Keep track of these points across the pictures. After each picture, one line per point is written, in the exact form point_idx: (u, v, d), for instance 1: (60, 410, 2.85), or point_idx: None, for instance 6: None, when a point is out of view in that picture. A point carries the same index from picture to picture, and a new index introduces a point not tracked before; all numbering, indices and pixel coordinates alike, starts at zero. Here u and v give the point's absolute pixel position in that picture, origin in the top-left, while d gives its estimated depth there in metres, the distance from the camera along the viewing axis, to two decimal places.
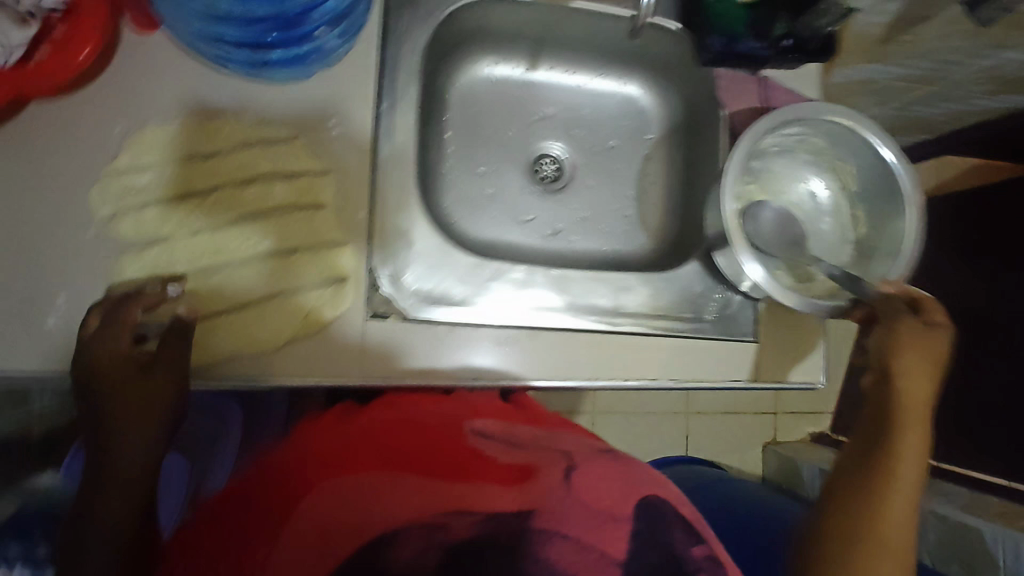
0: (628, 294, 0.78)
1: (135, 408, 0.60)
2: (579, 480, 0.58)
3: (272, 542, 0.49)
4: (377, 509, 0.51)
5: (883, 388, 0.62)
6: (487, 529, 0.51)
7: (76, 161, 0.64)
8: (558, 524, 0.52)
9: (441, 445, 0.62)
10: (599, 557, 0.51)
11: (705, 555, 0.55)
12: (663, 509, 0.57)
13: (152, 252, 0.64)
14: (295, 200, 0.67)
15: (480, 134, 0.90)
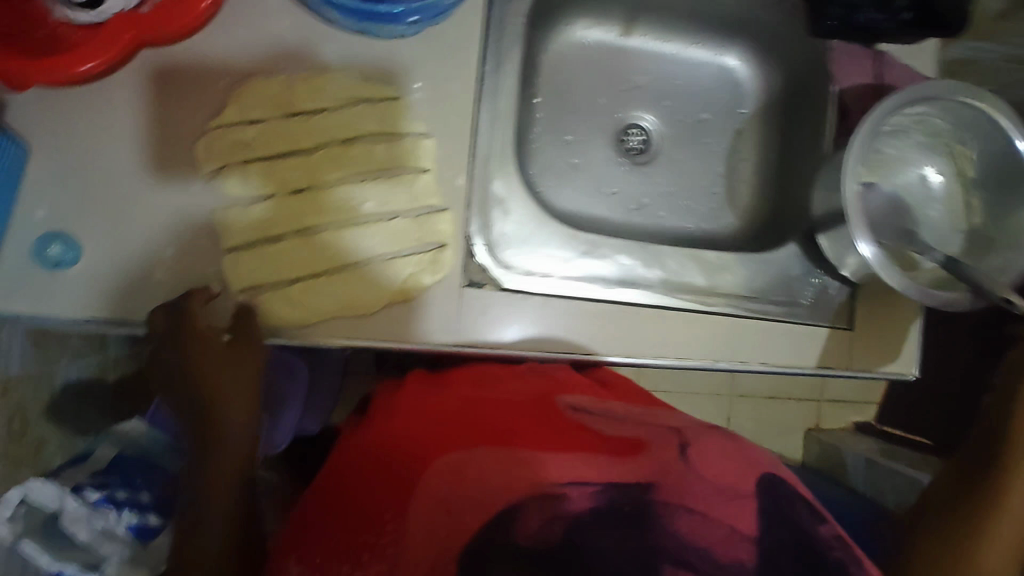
0: (723, 275, 0.76)
1: (227, 375, 0.61)
2: (697, 456, 0.61)
3: (401, 517, 0.55)
4: (497, 484, 0.56)
5: (1007, 410, 0.62)
6: (609, 504, 0.55)
7: (185, 111, 0.63)
8: (677, 499, 0.56)
9: (544, 415, 0.67)
10: (728, 532, 0.54)
11: (835, 533, 0.57)
12: (785, 487, 0.60)
13: (255, 209, 0.63)
14: (397, 162, 0.65)
15: (570, 101, 0.86)
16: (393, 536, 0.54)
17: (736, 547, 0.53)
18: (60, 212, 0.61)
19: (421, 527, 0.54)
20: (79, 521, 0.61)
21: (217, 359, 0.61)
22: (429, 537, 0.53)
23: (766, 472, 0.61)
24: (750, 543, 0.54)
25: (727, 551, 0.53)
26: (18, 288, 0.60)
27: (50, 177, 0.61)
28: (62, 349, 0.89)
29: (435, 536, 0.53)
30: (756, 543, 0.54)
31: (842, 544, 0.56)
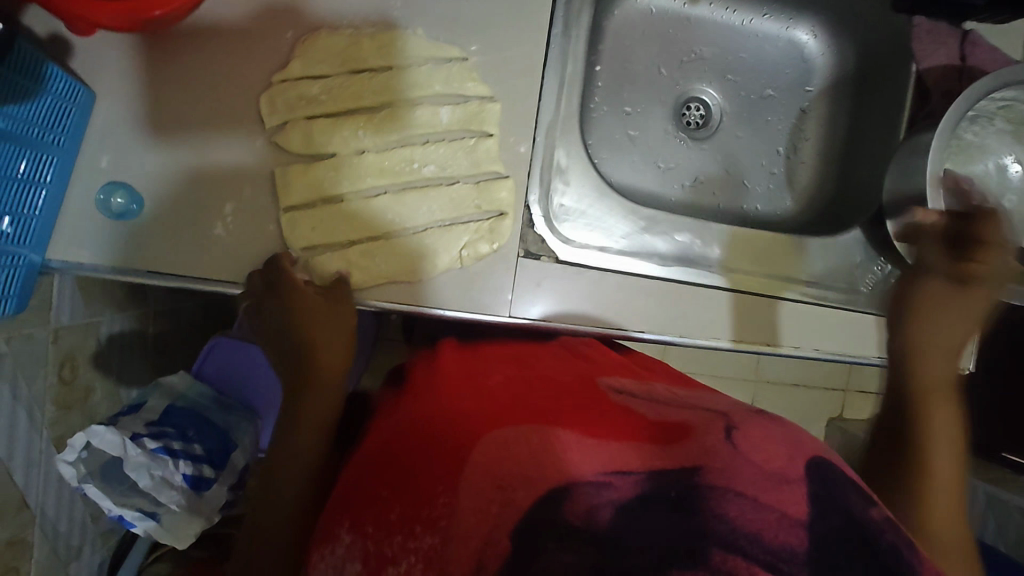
0: (783, 258, 0.74)
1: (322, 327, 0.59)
2: (741, 438, 0.46)
3: (451, 486, 0.42)
4: (543, 458, 0.42)
5: (908, 363, 0.60)
6: (655, 483, 0.40)
7: (250, 64, 0.62)
8: (725, 481, 0.40)
9: (584, 399, 0.54)
10: (779, 520, 0.38)
11: (886, 518, 0.42)
12: (835, 472, 0.44)
13: (317, 168, 0.62)
14: (462, 125, 0.64)
15: (630, 70, 0.83)
16: (444, 511, 0.40)
17: (787, 531, 0.37)
18: (125, 161, 0.60)
19: (465, 495, 0.40)
20: (139, 467, 0.63)
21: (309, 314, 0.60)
22: (483, 508, 0.39)
23: (815, 455, 0.46)
24: (804, 529, 0.38)
25: (779, 536, 0.37)
26: (81, 237, 0.59)
27: (115, 125, 0.60)
28: (109, 300, 0.89)
29: (479, 511, 0.39)
30: (811, 530, 0.38)
31: (894, 531, 0.42)
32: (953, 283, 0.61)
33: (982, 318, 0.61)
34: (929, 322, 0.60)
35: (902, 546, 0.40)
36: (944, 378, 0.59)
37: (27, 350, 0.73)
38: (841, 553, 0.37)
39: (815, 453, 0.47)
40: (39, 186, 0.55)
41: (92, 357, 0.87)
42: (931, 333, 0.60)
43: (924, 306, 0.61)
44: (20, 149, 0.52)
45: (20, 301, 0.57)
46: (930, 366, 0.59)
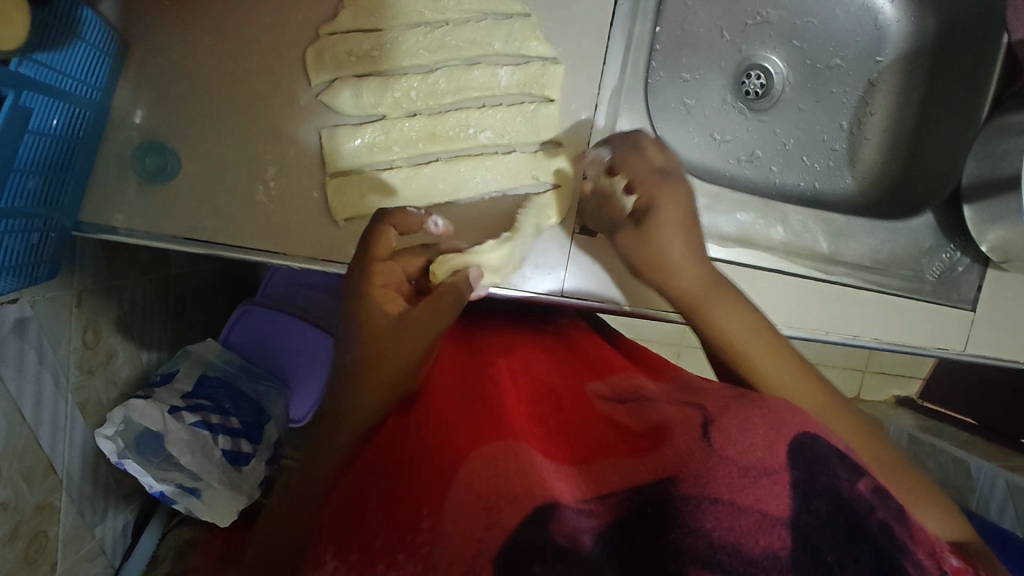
0: (849, 242, 0.70)
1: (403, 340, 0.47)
2: (720, 434, 0.38)
3: (435, 512, 0.37)
4: (524, 476, 0.37)
5: (697, 310, 0.54)
6: (633, 496, 0.35)
7: (294, 12, 0.56)
8: (703, 488, 0.34)
9: (567, 410, 0.47)
10: (759, 522, 0.32)
11: (874, 488, 0.36)
12: (821, 448, 0.37)
13: (366, 131, 0.57)
14: (522, 88, 0.59)
15: (691, 32, 0.77)
16: (427, 535, 0.36)
17: (766, 532, 0.32)
18: (160, 117, 0.55)
19: (450, 520, 0.36)
20: (179, 443, 0.60)
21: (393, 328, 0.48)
22: (466, 533, 0.34)
23: (799, 433, 0.38)
24: (789, 528, 0.32)
25: (760, 542, 0.31)
26: (114, 199, 0.55)
27: (150, 77, 0.55)
28: (131, 262, 0.86)
29: (466, 535, 0.34)
30: (795, 526, 0.32)
31: (884, 505, 0.36)
32: (628, 226, 0.56)
33: (690, 226, 0.54)
34: (670, 258, 0.53)
35: (894, 523, 0.35)
36: (740, 313, 0.53)
37: (49, 313, 0.70)
38: (830, 549, 0.32)
39: (799, 425, 0.39)
40: (71, 143, 0.51)
41: (114, 321, 0.83)
42: (676, 282, 0.54)
43: (659, 256, 0.54)
44: (55, 102, 0.47)
45: (52, 267, 0.53)
46: (697, 298, 0.53)
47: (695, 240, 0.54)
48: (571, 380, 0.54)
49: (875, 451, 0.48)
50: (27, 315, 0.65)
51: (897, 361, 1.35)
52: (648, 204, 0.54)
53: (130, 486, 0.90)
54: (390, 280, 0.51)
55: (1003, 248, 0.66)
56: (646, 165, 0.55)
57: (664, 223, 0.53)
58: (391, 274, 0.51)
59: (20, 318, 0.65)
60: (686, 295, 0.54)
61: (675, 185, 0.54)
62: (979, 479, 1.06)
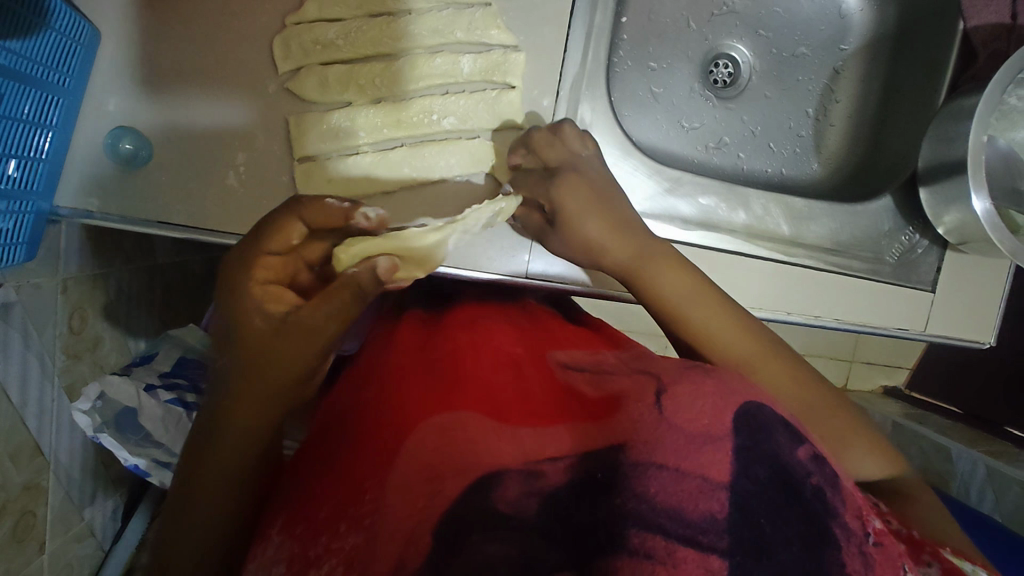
0: (810, 225, 0.72)
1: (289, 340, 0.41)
2: (672, 400, 0.37)
3: (383, 482, 0.36)
4: (472, 449, 0.36)
5: (640, 278, 0.54)
6: (586, 463, 0.34)
7: (263, 4, 0.58)
8: (652, 455, 0.33)
9: (528, 384, 0.47)
10: (701, 487, 0.32)
11: (814, 456, 0.37)
12: (764, 413, 0.37)
13: (333, 118, 0.59)
14: (484, 76, 0.61)
15: (658, 22, 0.79)
16: (373, 505, 0.35)
17: (706, 498, 0.31)
18: (133, 105, 0.58)
19: (395, 492, 0.35)
20: (154, 419, 0.63)
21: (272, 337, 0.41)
22: (411, 503, 0.33)
23: (745, 399, 0.38)
24: (728, 492, 0.32)
25: (700, 506, 0.31)
26: (91, 184, 0.57)
27: (123, 66, 0.57)
28: (116, 251, 0.88)
29: (411, 505, 0.33)
30: (734, 492, 0.32)
31: (820, 470, 0.36)
32: (554, 233, 0.57)
33: (615, 203, 0.55)
34: (602, 234, 0.54)
35: (828, 488, 0.35)
36: (684, 278, 0.53)
37: (34, 298, 0.72)
38: (763, 513, 0.32)
39: (746, 395, 0.39)
40: (45, 128, 0.53)
41: (100, 308, 0.86)
42: (617, 251, 0.54)
43: (584, 239, 0.54)
44: (27, 88, 0.49)
45: (29, 249, 0.55)
46: (640, 263, 0.53)
47: (623, 217, 0.55)
48: (533, 355, 0.54)
49: (815, 400, 0.50)
50: (12, 299, 0.68)
51: (882, 350, 1.36)
52: (557, 200, 0.55)
53: (118, 471, 0.92)
54: (282, 276, 0.46)
55: (960, 230, 0.68)
56: (543, 175, 0.57)
57: (576, 215, 0.54)
58: (279, 268, 0.46)
59: (5, 302, 0.67)
60: (624, 264, 0.54)
61: (571, 173, 0.55)
62: (960, 463, 1.07)
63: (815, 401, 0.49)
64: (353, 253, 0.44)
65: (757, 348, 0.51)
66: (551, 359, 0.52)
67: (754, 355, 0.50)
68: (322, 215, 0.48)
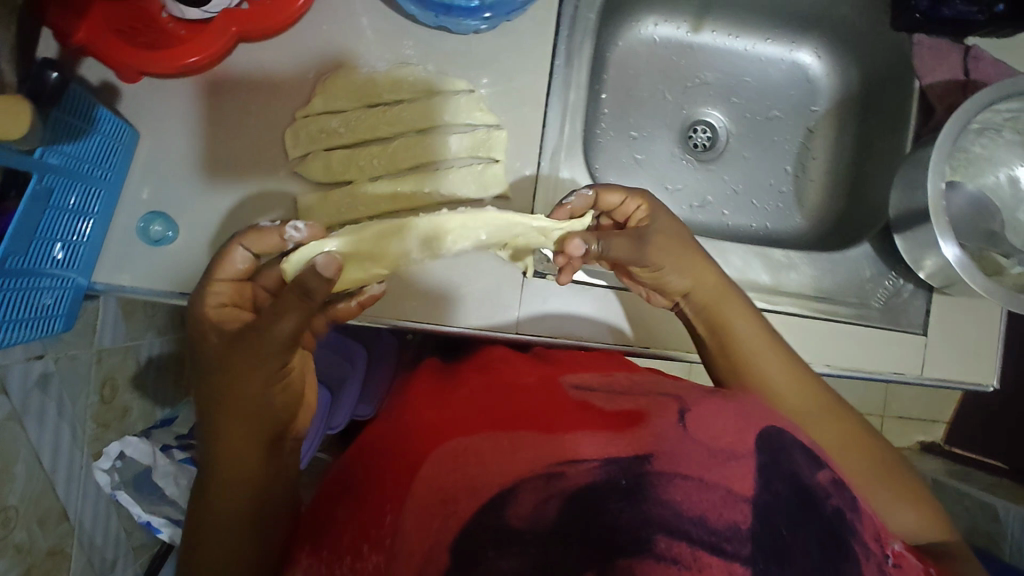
0: (790, 273, 0.74)
1: (239, 360, 0.46)
2: (694, 422, 0.48)
3: (399, 505, 0.44)
4: (482, 465, 0.44)
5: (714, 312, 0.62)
6: (611, 472, 0.43)
7: (277, 101, 0.67)
8: (675, 466, 0.43)
9: (545, 401, 0.53)
10: (726, 496, 0.41)
11: (833, 480, 0.45)
12: (785, 437, 0.46)
13: (335, 196, 0.66)
14: (470, 152, 0.68)
15: (636, 97, 0.86)
16: (391, 529, 0.43)
17: (732, 509, 0.41)
18: (163, 194, 0.66)
19: (411, 515, 0.43)
20: (166, 476, 0.68)
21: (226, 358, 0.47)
22: (426, 525, 0.42)
23: (765, 425, 0.48)
24: (750, 504, 0.41)
25: (725, 516, 0.40)
26: (123, 262, 0.65)
27: (156, 160, 0.66)
28: (147, 325, 0.95)
29: (426, 527, 0.41)
30: (756, 504, 0.41)
31: (840, 493, 0.45)
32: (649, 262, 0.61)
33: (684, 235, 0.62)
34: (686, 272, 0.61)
35: (847, 509, 0.44)
36: (745, 317, 0.62)
37: (71, 369, 0.79)
38: (785, 524, 0.41)
39: (767, 421, 0.48)
40: (88, 216, 0.61)
41: (130, 378, 0.92)
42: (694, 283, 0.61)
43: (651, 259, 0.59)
44: (74, 183, 0.58)
45: (67, 319, 0.63)
46: (711, 300, 0.62)
47: (697, 256, 0.62)
48: (545, 380, 0.59)
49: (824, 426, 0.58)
50: (50, 369, 0.75)
51: (918, 405, 1.27)
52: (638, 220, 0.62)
53: (138, 539, 0.95)
54: (240, 300, 0.52)
55: (943, 273, 0.68)
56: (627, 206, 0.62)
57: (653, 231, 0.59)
58: (231, 293, 0.52)
59: (44, 373, 0.74)
60: (698, 299, 0.62)
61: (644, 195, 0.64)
62: (1009, 523, 1.01)
63: (866, 466, 0.57)
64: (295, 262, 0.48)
65: (813, 399, 0.59)
66: (563, 382, 0.58)
67: (808, 411, 0.59)
68: (262, 241, 0.51)
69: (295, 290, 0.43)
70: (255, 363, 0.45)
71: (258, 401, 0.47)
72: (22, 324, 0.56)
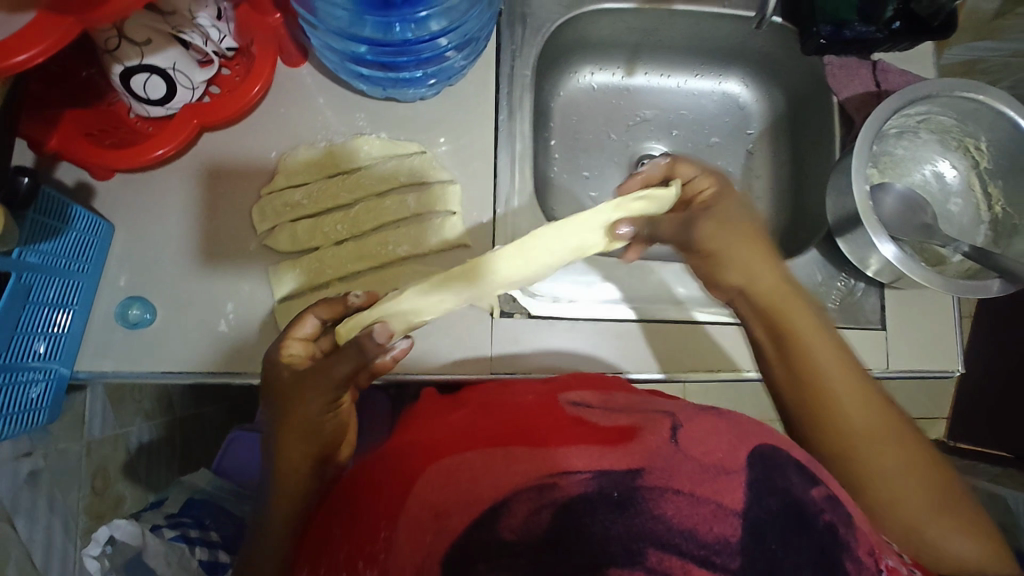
0: None
1: (303, 389, 0.54)
2: (686, 438, 0.50)
3: (392, 524, 0.46)
4: (473, 478, 0.47)
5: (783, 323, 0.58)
6: (601, 487, 0.46)
7: (244, 183, 0.72)
8: (667, 481, 0.46)
9: (538, 415, 0.55)
10: (716, 510, 0.45)
11: (827, 496, 0.48)
12: (778, 455, 0.50)
13: (304, 262, 0.70)
14: (427, 207, 0.72)
15: (583, 140, 0.92)
16: (384, 544, 0.45)
17: (723, 523, 0.44)
18: (139, 281, 0.69)
19: (403, 531, 0.45)
20: (157, 556, 0.68)
21: (294, 385, 0.54)
22: (418, 539, 0.45)
23: (758, 443, 0.51)
24: (739, 519, 0.44)
25: (715, 529, 0.44)
26: (104, 349, 0.67)
27: (131, 248, 0.70)
28: (136, 411, 0.96)
29: (417, 540, 0.44)
30: (746, 519, 0.45)
31: (834, 509, 0.47)
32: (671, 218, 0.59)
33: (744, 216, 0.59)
34: (755, 270, 0.58)
35: (840, 525, 0.47)
36: (817, 332, 0.58)
37: (60, 464, 0.79)
38: (774, 538, 0.44)
39: (758, 441, 0.51)
40: (67, 307, 0.64)
41: (121, 467, 0.92)
42: (761, 288, 0.58)
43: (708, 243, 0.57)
44: (51, 279, 0.61)
45: (52, 411, 0.65)
46: (779, 311, 0.58)
47: (760, 254, 0.58)
48: (541, 397, 0.60)
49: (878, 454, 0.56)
50: (38, 465, 0.75)
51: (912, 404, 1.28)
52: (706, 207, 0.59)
53: None
54: (307, 356, 0.58)
55: (889, 269, 0.72)
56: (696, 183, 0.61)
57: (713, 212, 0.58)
58: (304, 353, 0.57)
59: (33, 470, 0.75)
60: (762, 301, 0.58)
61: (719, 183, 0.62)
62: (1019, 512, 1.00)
63: (928, 491, 0.56)
64: (350, 327, 0.54)
65: (883, 423, 0.57)
66: (559, 399, 0.58)
67: (878, 434, 0.57)
68: (330, 308, 0.58)
69: (354, 345, 0.51)
70: (317, 396, 0.53)
71: (314, 423, 0.54)
72: (6, 418, 0.59)
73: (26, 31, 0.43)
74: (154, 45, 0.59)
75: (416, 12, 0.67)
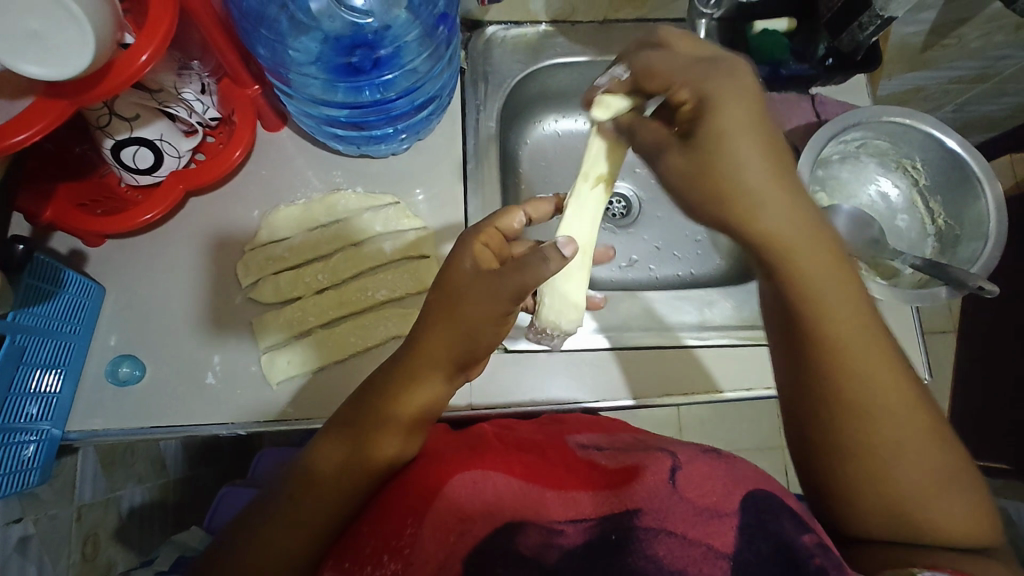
0: (713, 309, 0.80)
1: (471, 301, 0.49)
2: (683, 479, 0.52)
3: (419, 521, 0.50)
4: (492, 500, 0.51)
5: (794, 268, 0.49)
6: (606, 529, 0.49)
7: (230, 243, 0.76)
8: (661, 523, 0.49)
9: (552, 454, 0.58)
10: (704, 552, 0.48)
11: (819, 542, 0.48)
12: (772, 501, 0.51)
13: (288, 312, 0.73)
14: (403, 253, 0.76)
15: (551, 182, 0.97)
16: (408, 540, 0.49)
17: (710, 565, 0.47)
18: (130, 340, 0.72)
19: (428, 530, 0.49)
20: None
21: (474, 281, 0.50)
22: (441, 543, 0.49)
23: (755, 488, 0.52)
24: (727, 561, 0.47)
25: (703, 570, 0.47)
26: (95, 407, 0.69)
27: (122, 309, 0.73)
28: (129, 473, 0.96)
29: (442, 539, 0.49)
30: (735, 561, 0.47)
31: (826, 554, 0.47)
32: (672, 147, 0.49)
33: (760, 137, 0.47)
34: (774, 216, 0.47)
35: (831, 568, 0.46)
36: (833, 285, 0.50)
37: (51, 529, 0.79)
38: None
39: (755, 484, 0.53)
40: (58, 368, 0.67)
41: (112, 532, 0.92)
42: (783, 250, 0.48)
43: (738, 181, 0.46)
44: (46, 340, 0.64)
45: (43, 471, 0.67)
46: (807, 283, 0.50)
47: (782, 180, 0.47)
48: (550, 435, 0.62)
49: (889, 437, 0.51)
50: (30, 532, 0.76)
51: None
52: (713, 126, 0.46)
53: None
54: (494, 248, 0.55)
55: None
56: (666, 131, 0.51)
57: (726, 145, 0.46)
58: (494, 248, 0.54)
59: (23, 536, 0.75)
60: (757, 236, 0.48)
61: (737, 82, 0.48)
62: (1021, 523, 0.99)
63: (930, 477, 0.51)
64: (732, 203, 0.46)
65: (905, 398, 0.51)
66: (568, 441, 0.61)
67: (889, 407, 0.51)
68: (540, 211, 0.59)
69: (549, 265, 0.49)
70: (485, 320, 0.50)
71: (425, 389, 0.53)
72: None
73: (24, 113, 0.47)
74: (142, 118, 0.64)
75: (383, 76, 0.71)
